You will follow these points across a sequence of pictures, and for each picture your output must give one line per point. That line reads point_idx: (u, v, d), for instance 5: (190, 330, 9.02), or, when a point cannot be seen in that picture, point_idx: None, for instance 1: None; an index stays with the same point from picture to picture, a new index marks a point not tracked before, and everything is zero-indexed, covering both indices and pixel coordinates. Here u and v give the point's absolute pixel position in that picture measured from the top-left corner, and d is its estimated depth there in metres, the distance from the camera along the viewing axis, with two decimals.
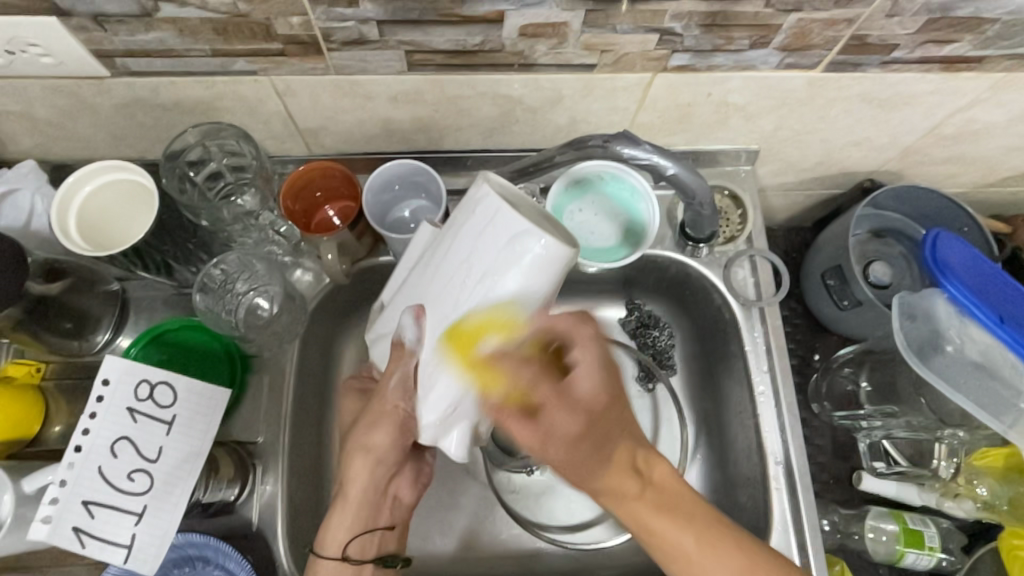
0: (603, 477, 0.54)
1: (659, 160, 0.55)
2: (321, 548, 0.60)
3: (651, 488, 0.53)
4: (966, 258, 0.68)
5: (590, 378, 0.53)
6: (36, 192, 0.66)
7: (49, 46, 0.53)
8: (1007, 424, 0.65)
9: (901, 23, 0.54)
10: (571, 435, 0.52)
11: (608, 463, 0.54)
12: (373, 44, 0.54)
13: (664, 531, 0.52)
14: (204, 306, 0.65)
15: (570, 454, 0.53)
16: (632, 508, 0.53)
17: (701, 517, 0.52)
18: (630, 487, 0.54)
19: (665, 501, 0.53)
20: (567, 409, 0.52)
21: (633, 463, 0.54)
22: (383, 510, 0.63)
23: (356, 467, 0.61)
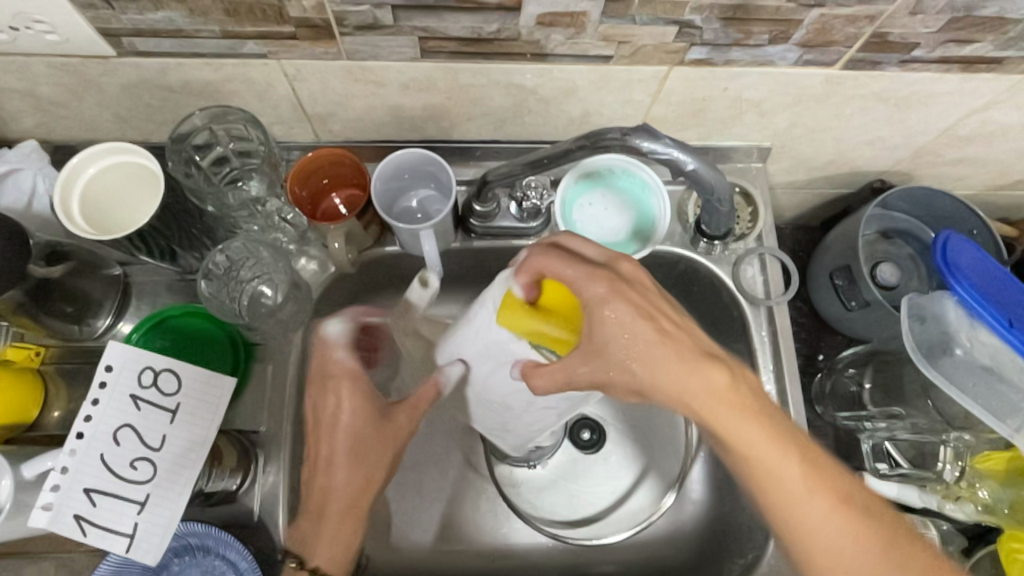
0: (677, 380, 0.46)
1: (678, 154, 0.53)
2: (323, 569, 0.56)
3: (738, 395, 0.46)
4: (976, 260, 0.67)
5: (596, 252, 0.50)
6: (38, 173, 0.65)
7: (55, 24, 0.51)
8: (1012, 428, 0.65)
9: (924, 20, 0.53)
10: (635, 325, 0.46)
11: (675, 361, 0.46)
12: (387, 29, 0.53)
13: (761, 448, 0.46)
14: (209, 293, 0.63)
15: (625, 354, 0.46)
16: (722, 418, 0.46)
17: (795, 435, 0.47)
18: (718, 385, 0.46)
19: (758, 408, 0.47)
20: (623, 299, 0.46)
21: (705, 353, 0.47)
22: (357, 522, 0.59)
23: (338, 469, 0.59)
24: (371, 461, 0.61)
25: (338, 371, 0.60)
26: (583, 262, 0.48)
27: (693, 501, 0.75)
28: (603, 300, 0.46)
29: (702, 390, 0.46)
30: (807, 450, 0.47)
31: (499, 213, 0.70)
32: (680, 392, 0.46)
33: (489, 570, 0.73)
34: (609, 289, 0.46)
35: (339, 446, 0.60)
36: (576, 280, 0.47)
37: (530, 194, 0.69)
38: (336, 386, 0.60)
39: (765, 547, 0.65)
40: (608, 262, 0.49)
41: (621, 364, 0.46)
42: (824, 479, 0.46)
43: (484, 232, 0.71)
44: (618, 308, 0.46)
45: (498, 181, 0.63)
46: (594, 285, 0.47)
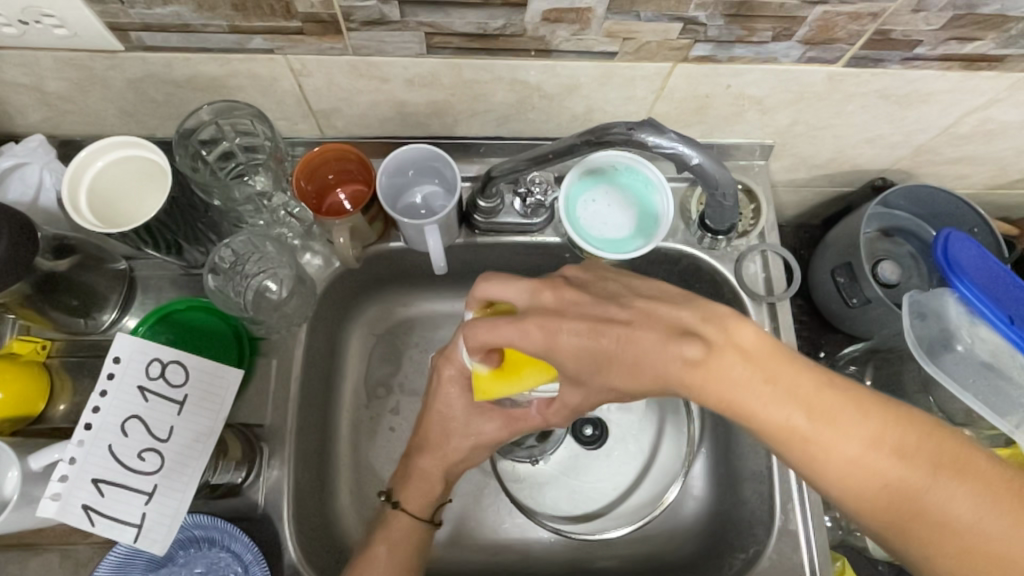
0: (649, 364, 0.46)
1: (683, 149, 0.53)
2: (402, 505, 0.63)
3: (713, 353, 0.45)
4: (977, 257, 0.67)
5: (512, 293, 0.52)
6: (45, 167, 0.65)
7: (63, 17, 0.52)
8: (1012, 424, 0.65)
9: (926, 18, 0.53)
10: (585, 338, 0.48)
11: (636, 348, 0.47)
12: (393, 25, 0.53)
13: (760, 405, 0.43)
14: (215, 287, 0.65)
15: (591, 363, 0.48)
16: (709, 389, 0.44)
17: (800, 375, 0.44)
18: (684, 355, 0.45)
19: (745, 364, 0.44)
20: (568, 324, 0.49)
21: (677, 327, 0.47)
22: (437, 482, 0.64)
23: (438, 429, 0.64)
24: (453, 436, 0.64)
25: (457, 355, 0.63)
26: (507, 324, 0.50)
27: (693, 496, 0.76)
28: (543, 339, 0.49)
29: (673, 368, 0.45)
30: (812, 393, 0.43)
31: (503, 209, 0.70)
32: (654, 372, 0.46)
33: (492, 565, 0.74)
34: (544, 334, 0.49)
35: (433, 413, 0.64)
36: (517, 341, 0.50)
37: (534, 189, 0.70)
38: (444, 364, 0.64)
39: (767, 540, 0.65)
40: (531, 301, 0.51)
41: (594, 374, 0.49)
42: (844, 414, 0.43)
43: (488, 228, 0.71)
44: (564, 335, 0.48)
45: (502, 177, 0.63)
46: (533, 339, 0.49)
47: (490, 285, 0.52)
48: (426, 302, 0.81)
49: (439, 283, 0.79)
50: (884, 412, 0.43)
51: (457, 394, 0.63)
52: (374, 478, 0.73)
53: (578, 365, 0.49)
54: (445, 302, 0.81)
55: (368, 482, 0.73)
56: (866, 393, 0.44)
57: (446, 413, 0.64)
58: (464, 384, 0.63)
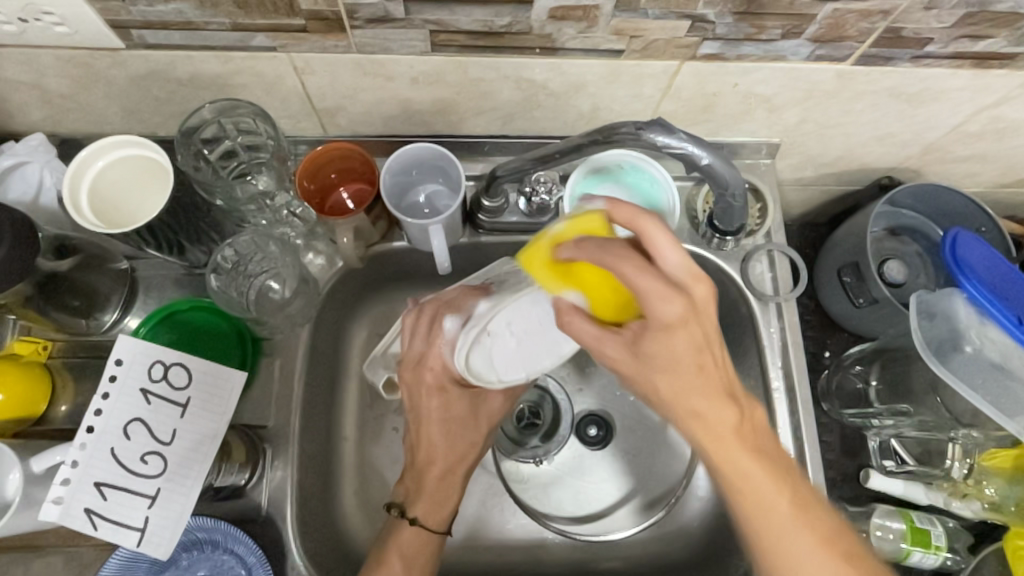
0: (695, 406, 0.45)
1: (693, 149, 0.53)
2: (421, 521, 0.61)
3: (747, 438, 0.45)
4: (987, 258, 0.67)
5: (671, 256, 0.45)
6: (45, 166, 0.65)
7: (64, 15, 0.51)
8: (1023, 425, 0.63)
9: (938, 16, 0.53)
10: (682, 347, 0.44)
11: (701, 388, 0.45)
12: (398, 22, 0.53)
13: (763, 479, 0.44)
14: (218, 287, 0.64)
15: (661, 364, 0.45)
16: (729, 458, 0.45)
17: (801, 485, 0.46)
18: (727, 425, 0.45)
19: (761, 448, 0.45)
20: (691, 323, 0.44)
21: (729, 389, 0.46)
22: (455, 487, 0.64)
23: (434, 430, 0.64)
24: (462, 432, 0.65)
25: (436, 364, 0.64)
26: (658, 277, 0.44)
27: (700, 497, 0.75)
28: (669, 312, 0.44)
29: (714, 426, 0.45)
30: (803, 493, 0.45)
31: (508, 208, 0.70)
32: (693, 412, 0.45)
33: (496, 566, 0.73)
34: (678, 312, 0.44)
35: (435, 419, 0.65)
36: (644, 292, 0.44)
37: (539, 189, 0.69)
38: (422, 376, 0.65)
39: None
40: (686, 280, 0.45)
41: (653, 372, 0.46)
42: (827, 538, 0.44)
43: (492, 227, 0.71)
44: (681, 330, 0.44)
45: (507, 176, 0.62)
46: (667, 307, 0.44)
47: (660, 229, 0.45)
48: None
49: (443, 283, 0.79)
50: (857, 550, 0.44)
51: (447, 397, 0.65)
52: (378, 479, 0.73)
53: (645, 353, 0.46)
54: None
55: (372, 483, 0.73)
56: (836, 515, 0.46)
57: (447, 412, 0.65)
58: (450, 390, 0.65)
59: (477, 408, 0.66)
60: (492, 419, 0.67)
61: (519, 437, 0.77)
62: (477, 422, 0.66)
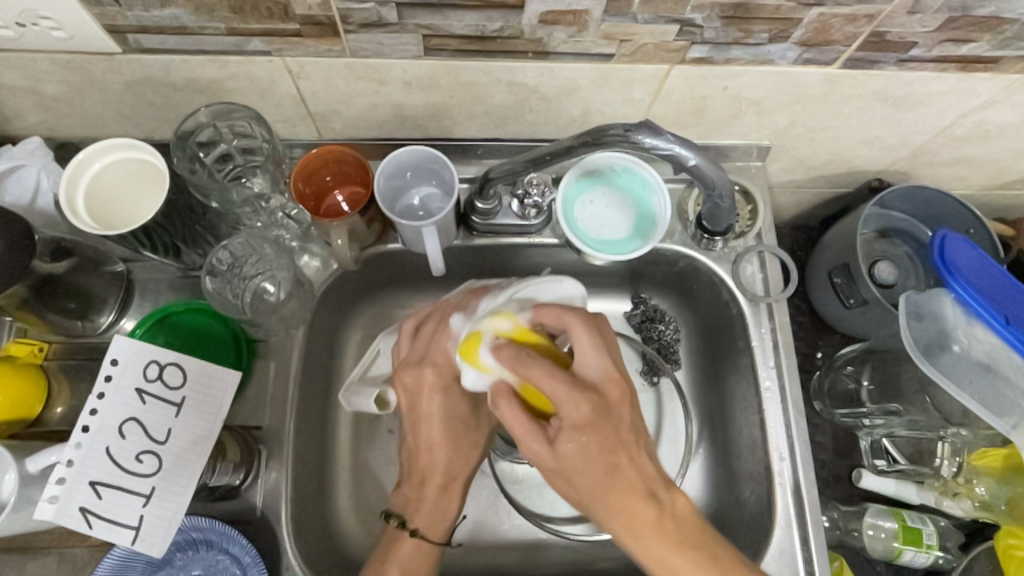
0: (617, 510, 0.52)
1: (681, 150, 0.54)
2: (423, 532, 0.62)
3: (668, 530, 0.51)
4: (973, 259, 0.67)
5: (591, 361, 0.54)
6: (42, 170, 0.65)
7: (61, 20, 0.52)
8: (1009, 424, 0.65)
9: (922, 20, 0.54)
10: (596, 455, 0.52)
11: (614, 491, 0.52)
12: (391, 27, 0.53)
13: (685, 568, 0.50)
14: (213, 289, 0.65)
15: (584, 471, 0.52)
16: (652, 550, 0.51)
17: (726, 556, 0.51)
18: (646, 516, 0.51)
19: (685, 535, 0.51)
20: (597, 424, 0.52)
21: (647, 489, 0.53)
22: (456, 496, 0.65)
23: (437, 432, 0.64)
24: (465, 434, 0.65)
25: (442, 361, 0.64)
26: (563, 380, 0.52)
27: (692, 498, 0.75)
28: (580, 414, 0.52)
29: (630, 521, 0.52)
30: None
31: (501, 210, 0.71)
32: (615, 516, 0.52)
33: (491, 567, 0.74)
34: (590, 410, 0.52)
35: (438, 421, 0.64)
36: (557, 397, 0.52)
37: (532, 192, 0.70)
38: (425, 375, 0.64)
39: (768, 538, 0.65)
40: (602, 381, 0.54)
41: (569, 478, 0.53)
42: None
43: (485, 229, 0.71)
44: (588, 435, 0.52)
45: (500, 179, 0.63)
46: (579, 407, 0.52)
47: (585, 332, 0.55)
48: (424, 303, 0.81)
49: (437, 285, 0.79)
50: None
51: (450, 396, 0.64)
52: (372, 481, 0.73)
53: (561, 456, 0.53)
54: None
55: (366, 484, 0.73)
56: None
57: (451, 411, 0.65)
58: (452, 388, 0.64)
59: (478, 406, 0.66)
60: (492, 419, 0.68)
61: (513, 439, 0.76)
62: (479, 421, 0.67)
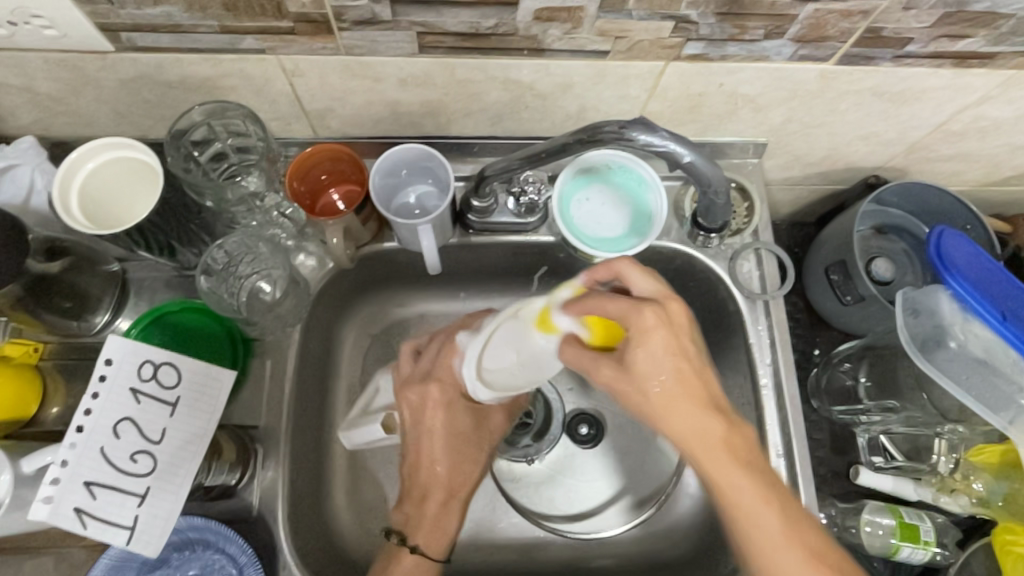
0: (681, 418, 0.47)
1: (675, 147, 0.53)
2: (424, 549, 0.62)
3: (738, 451, 0.46)
4: (971, 255, 0.67)
5: (647, 284, 0.51)
6: (36, 169, 0.65)
7: (53, 18, 0.52)
8: (1006, 420, 0.65)
9: (917, 16, 0.53)
10: (668, 364, 0.47)
11: (685, 401, 0.47)
12: (385, 24, 0.53)
13: (750, 492, 0.45)
14: (208, 288, 0.64)
15: (652, 366, 0.47)
16: (715, 468, 0.46)
17: (783, 492, 0.46)
18: (715, 433, 0.46)
19: (754, 461, 0.46)
20: (667, 331, 0.48)
21: (717, 403, 0.48)
22: (457, 513, 0.64)
23: (438, 447, 0.64)
24: (467, 450, 0.66)
25: (446, 376, 0.64)
26: (655, 280, 0.51)
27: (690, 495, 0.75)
28: (649, 328, 0.48)
29: (697, 434, 0.46)
30: (795, 517, 0.45)
31: (497, 209, 0.70)
32: (682, 429, 0.47)
33: (488, 566, 0.73)
34: (657, 319, 0.48)
35: (441, 435, 0.64)
36: (620, 310, 0.49)
37: (527, 189, 0.70)
38: (429, 391, 0.64)
39: None
40: (659, 296, 0.50)
41: (636, 367, 0.48)
42: (800, 540, 0.44)
43: (482, 228, 0.71)
44: (659, 339, 0.47)
45: (496, 176, 0.63)
46: (644, 315, 0.48)
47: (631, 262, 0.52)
48: (421, 302, 0.81)
49: (434, 283, 0.79)
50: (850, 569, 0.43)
51: (453, 411, 0.65)
52: (370, 479, 0.73)
53: (631, 366, 0.48)
54: (440, 302, 0.81)
55: (364, 482, 0.73)
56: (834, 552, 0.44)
57: (453, 427, 0.65)
58: (456, 404, 0.65)
59: (481, 422, 0.67)
60: (494, 436, 0.67)
61: (510, 437, 0.76)
62: (480, 437, 0.67)
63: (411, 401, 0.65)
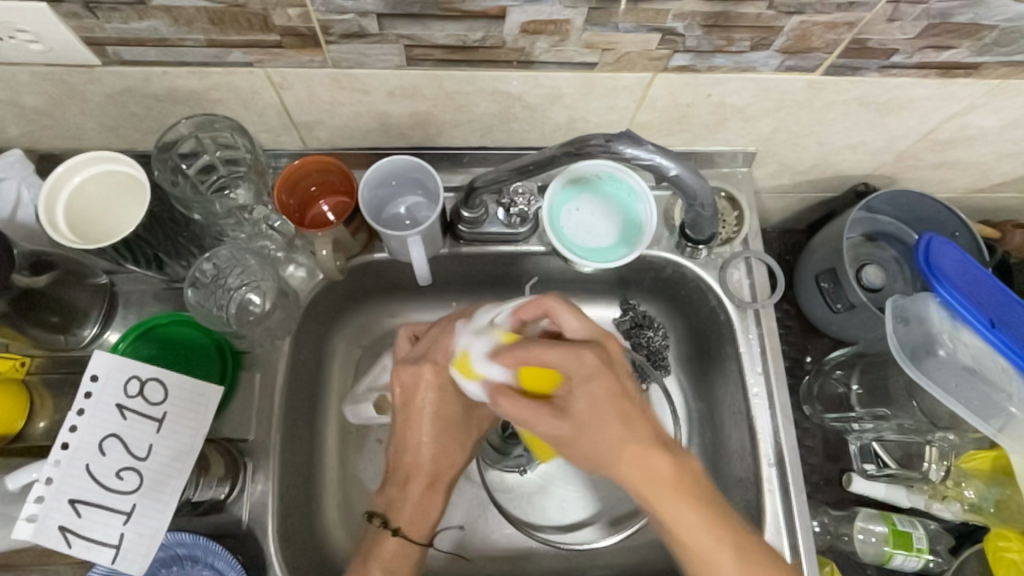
0: (631, 463, 0.48)
1: (662, 160, 0.54)
2: (405, 532, 0.62)
3: (686, 486, 0.47)
4: (956, 261, 0.67)
5: (576, 329, 0.54)
6: (22, 183, 0.65)
7: (39, 33, 0.51)
8: (995, 428, 0.66)
9: (902, 27, 0.54)
10: (608, 412, 0.49)
11: (632, 445, 0.48)
12: (372, 38, 0.53)
13: (696, 528, 0.46)
14: (196, 301, 0.64)
15: (596, 407, 0.49)
16: (667, 508, 0.47)
17: (737, 525, 0.47)
18: (664, 474, 0.47)
19: (689, 502, 0.47)
20: (607, 374, 0.50)
21: (654, 438, 0.49)
22: (440, 497, 0.65)
23: (424, 434, 0.64)
24: (452, 436, 0.65)
25: (441, 359, 0.62)
26: (585, 317, 0.54)
27: None
28: (587, 368, 0.50)
29: (645, 475, 0.47)
30: (720, 542, 0.46)
31: (487, 219, 0.70)
32: (633, 476, 0.48)
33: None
34: (592, 360, 0.50)
35: (429, 417, 0.63)
36: (555, 359, 0.51)
37: (518, 200, 0.69)
38: (422, 372, 0.63)
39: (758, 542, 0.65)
40: (598, 337, 0.53)
41: (580, 417, 0.50)
42: (757, 571, 0.46)
43: (473, 238, 0.71)
44: (597, 385, 0.50)
45: (485, 187, 0.63)
46: (586, 359, 0.50)
47: (558, 304, 0.54)
48: (411, 311, 0.81)
49: (424, 292, 0.79)
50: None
51: (444, 396, 0.63)
52: (358, 491, 0.73)
53: (574, 414, 0.50)
54: (432, 312, 0.81)
55: (354, 493, 0.73)
56: (767, 554, 0.47)
57: (442, 412, 0.64)
58: (447, 389, 0.63)
59: (470, 408, 0.65)
60: (482, 424, 0.67)
61: (502, 447, 0.75)
62: (469, 423, 0.66)
63: (396, 380, 0.64)
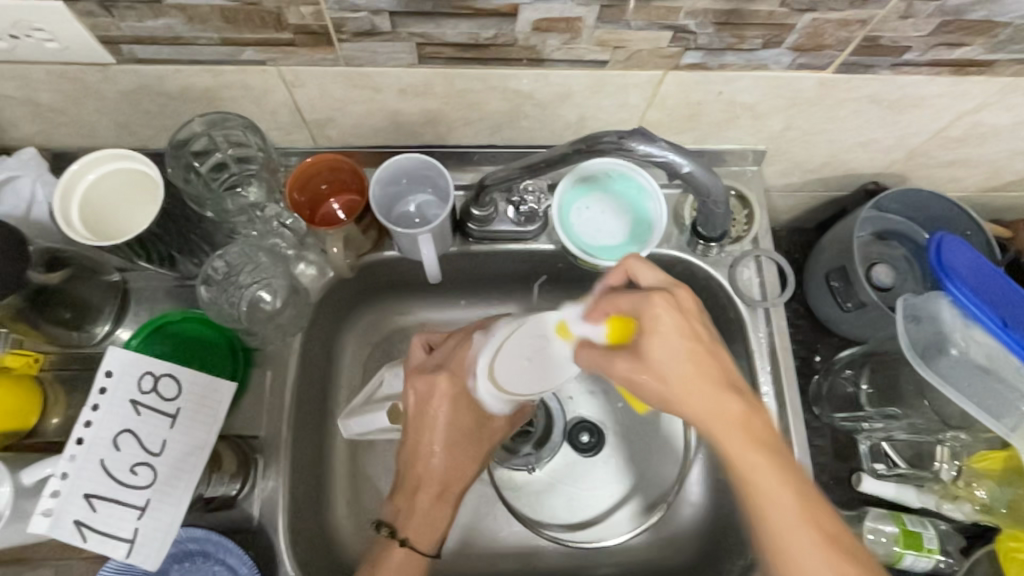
0: (703, 400, 0.47)
1: (675, 157, 0.53)
2: (413, 542, 0.61)
3: (757, 430, 0.46)
4: (969, 261, 0.67)
5: (649, 276, 0.53)
6: (37, 180, 0.65)
7: (55, 31, 0.52)
8: (1009, 427, 0.65)
9: (915, 24, 0.53)
10: (681, 348, 0.48)
11: (706, 381, 0.48)
12: (384, 35, 0.53)
13: (765, 474, 0.45)
14: (209, 299, 0.64)
15: (691, 354, 0.48)
16: (732, 446, 0.46)
17: (802, 478, 0.46)
18: (734, 413, 0.47)
19: (763, 454, 0.46)
20: (680, 317, 0.49)
21: (728, 379, 0.48)
22: (450, 508, 0.64)
23: (436, 444, 0.63)
24: (464, 447, 0.65)
25: (457, 369, 0.64)
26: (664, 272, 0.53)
27: (691, 503, 0.75)
28: (661, 319, 0.49)
29: (716, 413, 0.47)
30: (771, 484, 0.45)
31: (498, 217, 0.70)
32: (700, 410, 0.47)
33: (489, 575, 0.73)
34: (670, 307, 0.49)
35: (442, 427, 0.63)
36: (635, 307, 0.51)
37: (527, 198, 0.71)
38: (438, 381, 0.64)
39: None
40: (669, 285, 0.52)
41: (657, 362, 0.49)
42: (815, 519, 0.44)
43: (482, 236, 0.71)
44: (672, 327, 0.49)
45: (496, 185, 0.63)
46: (656, 305, 0.49)
47: (637, 260, 0.54)
48: (420, 309, 0.81)
49: (433, 290, 0.79)
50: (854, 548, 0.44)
51: (458, 406, 0.64)
52: (368, 489, 0.73)
53: (648, 357, 0.49)
54: (441, 310, 0.81)
55: (363, 491, 0.73)
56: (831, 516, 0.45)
57: (455, 422, 0.64)
58: (461, 399, 0.64)
59: (482, 421, 0.66)
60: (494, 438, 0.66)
61: (511, 445, 0.75)
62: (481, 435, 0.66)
63: (411, 389, 0.64)
